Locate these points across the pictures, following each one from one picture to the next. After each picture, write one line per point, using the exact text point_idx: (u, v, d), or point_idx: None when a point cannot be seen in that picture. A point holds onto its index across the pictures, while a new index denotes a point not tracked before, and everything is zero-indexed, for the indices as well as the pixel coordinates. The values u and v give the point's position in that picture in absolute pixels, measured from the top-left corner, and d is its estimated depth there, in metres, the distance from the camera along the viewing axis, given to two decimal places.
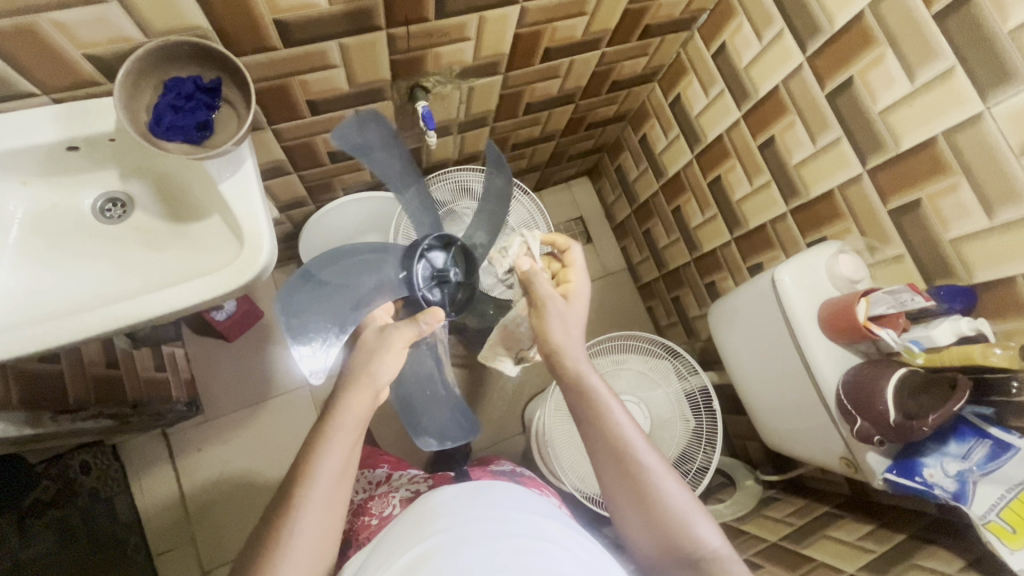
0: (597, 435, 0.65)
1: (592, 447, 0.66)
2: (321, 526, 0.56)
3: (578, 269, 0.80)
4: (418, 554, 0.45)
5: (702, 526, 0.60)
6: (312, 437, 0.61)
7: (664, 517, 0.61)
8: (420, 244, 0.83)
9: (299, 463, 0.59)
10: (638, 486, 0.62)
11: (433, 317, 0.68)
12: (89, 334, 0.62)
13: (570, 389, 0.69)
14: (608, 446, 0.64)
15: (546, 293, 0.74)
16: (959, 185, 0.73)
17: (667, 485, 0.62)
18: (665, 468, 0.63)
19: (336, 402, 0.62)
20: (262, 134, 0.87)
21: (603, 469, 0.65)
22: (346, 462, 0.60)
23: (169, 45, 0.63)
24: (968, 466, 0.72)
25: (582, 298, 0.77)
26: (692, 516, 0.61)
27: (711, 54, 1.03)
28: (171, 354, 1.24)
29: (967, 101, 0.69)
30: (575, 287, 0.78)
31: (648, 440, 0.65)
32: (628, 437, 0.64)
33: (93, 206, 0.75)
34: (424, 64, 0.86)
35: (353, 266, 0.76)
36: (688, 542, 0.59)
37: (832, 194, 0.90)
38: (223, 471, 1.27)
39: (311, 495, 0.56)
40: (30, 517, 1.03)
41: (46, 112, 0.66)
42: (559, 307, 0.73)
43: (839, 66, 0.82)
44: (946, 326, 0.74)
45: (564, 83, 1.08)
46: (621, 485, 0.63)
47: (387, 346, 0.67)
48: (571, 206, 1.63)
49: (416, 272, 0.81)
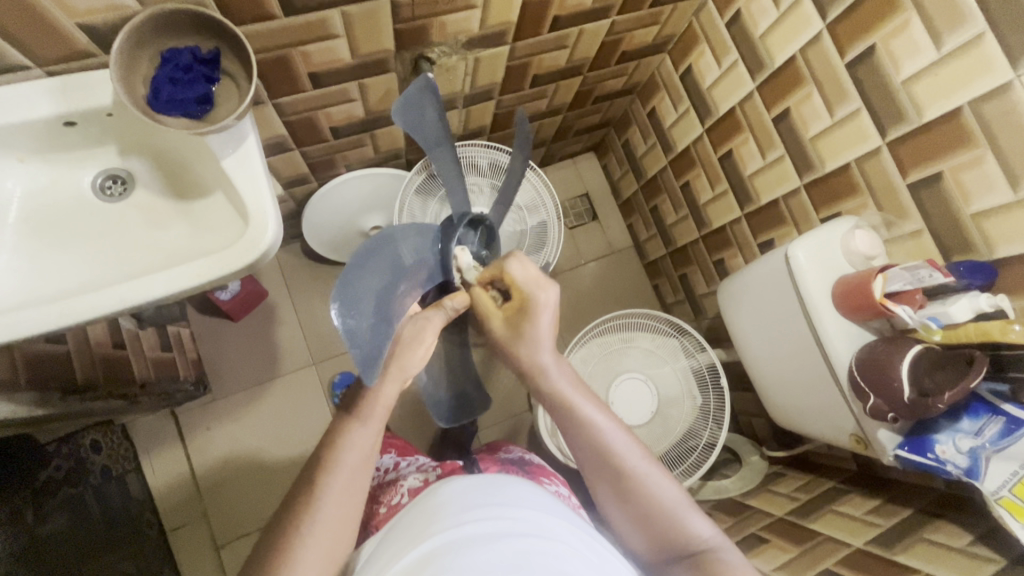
0: (577, 441, 0.66)
1: (577, 451, 0.67)
2: (340, 516, 0.57)
3: (527, 277, 0.68)
4: (424, 553, 0.45)
5: (691, 517, 0.61)
6: (336, 427, 0.61)
7: (655, 513, 0.62)
8: (455, 222, 0.79)
9: (320, 453, 0.60)
10: (626, 487, 0.63)
11: (460, 301, 0.70)
12: (96, 314, 0.61)
13: (546, 398, 0.69)
14: (592, 450, 0.65)
15: (489, 310, 0.70)
16: (984, 157, 0.71)
17: (657, 482, 0.63)
18: (651, 466, 0.64)
19: (360, 391, 0.62)
20: (262, 109, 0.84)
21: (590, 473, 0.66)
22: (369, 454, 0.60)
23: (165, 14, 0.60)
24: (981, 442, 0.72)
25: (543, 311, 0.67)
26: (681, 510, 0.62)
27: (725, 22, 1.00)
28: (177, 334, 1.22)
29: (996, 69, 0.66)
30: (530, 301, 0.67)
31: (633, 439, 0.66)
32: (611, 440, 0.65)
33: (93, 184, 0.73)
34: (430, 34, 0.83)
35: (389, 253, 0.67)
36: (679, 536, 0.61)
37: (849, 167, 0.88)
38: (231, 449, 1.27)
39: (333, 484, 0.57)
40: (44, 494, 1.04)
41: (41, 85, 0.63)
42: (500, 329, 0.69)
43: (861, 34, 0.79)
44: (964, 302, 0.72)
45: (572, 54, 1.05)
46: (608, 487, 0.64)
47: (420, 338, 0.67)
48: (576, 182, 1.60)
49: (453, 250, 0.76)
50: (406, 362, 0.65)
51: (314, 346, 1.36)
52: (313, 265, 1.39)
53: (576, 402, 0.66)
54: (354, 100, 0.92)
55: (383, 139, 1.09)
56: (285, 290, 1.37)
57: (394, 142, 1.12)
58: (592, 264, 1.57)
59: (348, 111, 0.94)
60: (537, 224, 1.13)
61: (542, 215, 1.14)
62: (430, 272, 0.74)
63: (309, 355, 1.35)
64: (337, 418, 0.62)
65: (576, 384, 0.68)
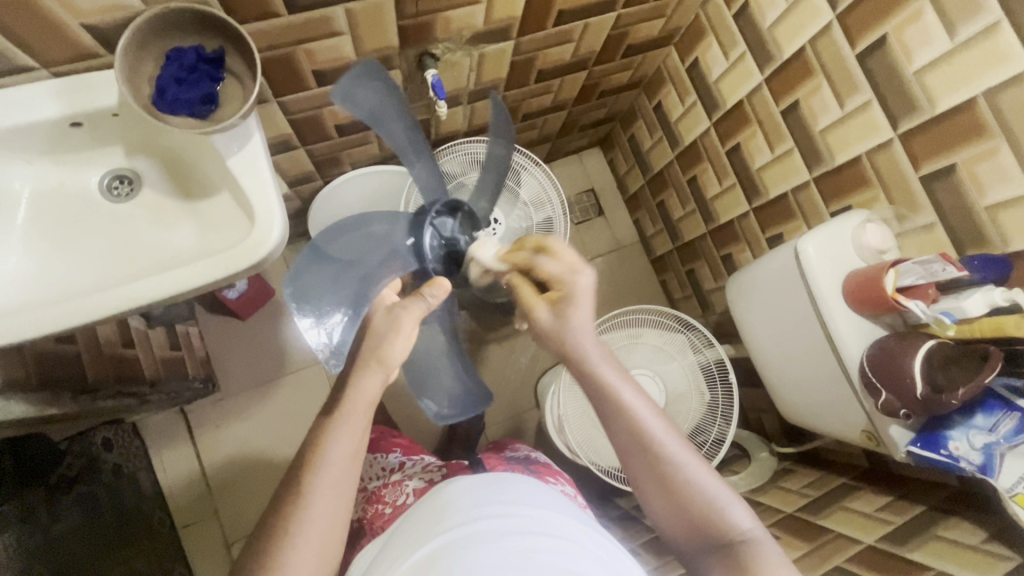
0: (616, 428, 0.65)
1: (615, 438, 0.65)
2: (329, 514, 0.57)
3: (563, 263, 0.68)
4: (431, 551, 0.45)
5: (734, 508, 0.60)
6: (317, 428, 0.61)
7: (691, 504, 0.61)
8: (425, 210, 0.80)
9: (305, 452, 0.60)
10: (663, 475, 0.62)
11: (438, 288, 0.67)
12: (103, 314, 0.61)
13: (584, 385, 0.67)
14: (631, 437, 0.64)
15: (532, 306, 0.68)
16: (999, 149, 0.69)
17: (695, 472, 0.62)
18: (690, 454, 0.63)
19: (343, 388, 0.63)
20: (266, 107, 0.84)
21: (627, 459, 0.65)
22: (355, 449, 0.61)
23: (169, 13, 0.60)
24: (995, 438, 0.71)
25: (582, 300, 0.67)
26: (722, 500, 0.61)
27: (733, 14, 0.98)
28: (185, 333, 1.23)
29: (1012, 58, 0.65)
30: (570, 290, 0.67)
31: (671, 427, 0.65)
32: (649, 427, 0.63)
33: (100, 184, 0.73)
34: (433, 30, 0.83)
35: (357, 240, 0.72)
36: (719, 526, 0.60)
37: (859, 160, 0.87)
38: (240, 447, 1.28)
39: (320, 483, 0.57)
40: (59, 492, 1.02)
41: (48, 87, 0.64)
42: (546, 322, 0.67)
43: (872, 24, 0.77)
44: (978, 297, 0.70)
45: (578, 48, 1.04)
46: (646, 474, 0.63)
47: (394, 328, 0.65)
48: (582, 178, 1.60)
49: (424, 240, 0.78)
50: (388, 356, 0.64)
51: None
52: None
53: (616, 389, 0.65)
54: None
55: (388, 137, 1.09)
56: None
57: None
58: (598, 260, 1.56)
59: None
60: (543, 220, 1.13)
61: (548, 211, 1.13)
62: (405, 260, 0.76)
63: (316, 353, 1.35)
64: (323, 415, 0.62)
65: (617, 370, 0.67)
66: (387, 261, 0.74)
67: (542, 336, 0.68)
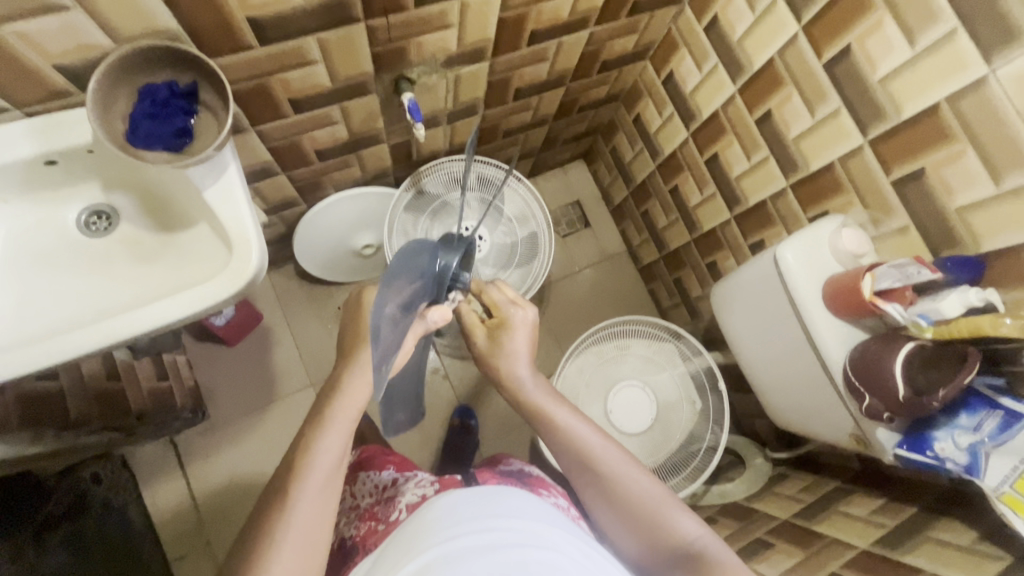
0: (556, 446, 0.69)
1: (560, 459, 0.69)
2: (314, 522, 0.56)
3: (505, 300, 0.77)
4: (416, 569, 0.44)
5: (680, 518, 0.60)
6: (305, 436, 0.61)
7: (640, 515, 0.61)
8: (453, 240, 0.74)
9: (288, 469, 0.59)
10: (607, 487, 0.64)
11: (441, 314, 0.69)
12: (84, 351, 0.61)
13: (525, 408, 0.73)
14: (572, 454, 0.67)
15: (472, 326, 0.77)
16: (964, 152, 0.71)
17: (635, 480, 0.63)
18: (631, 465, 0.65)
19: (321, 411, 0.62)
20: (244, 136, 0.85)
21: (574, 477, 0.67)
22: (341, 459, 0.61)
23: (140, 51, 0.61)
24: (980, 437, 0.71)
25: (519, 327, 0.76)
26: (667, 509, 0.61)
27: (702, 28, 1.01)
28: (173, 362, 1.19)
29: (971, 65, 0.66)
30: (509, 319, 0.76)
31: (609, 442, 0.67)
32: (585, 441, 0.67)
33: (78, 221, 0.73)
34: (408, 55, 0.84)
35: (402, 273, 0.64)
36: (667, 535, 0.59)
37: (833, 166, 0.88)
38: (232, 475, 1.27)
39: (308, 492, 0.57)
40: (45, 531, 1.00)
41: (20, 127, 0.64)
42: (482, 343, 0.77)
43: (835, 34, 0.79)
44: (954, 298, 0.71)
45: (553, 66, 1.06)
46: (592, 492, 0.65)
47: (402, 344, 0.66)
48: (566, 190, 1.61)
49: (446, 271, 0.70)
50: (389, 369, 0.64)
51: (310, 366, 1.35)
52: (308, 286, 1.39)
53: (549, 409, 0.70)
54: (337, 121, 0.92)
55: (370, 160, 1.09)
56: (280, 312, 1.37)
57: (382, 161, 1.12)
58: (587, 271, 1.57)
59: (333, 133, 0.94)
60: (528, 235, 1.13)
61: (532, 226, 1.14)
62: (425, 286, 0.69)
63: (306, 376, 1.35)
64: (302, 440, 0.61)
65: (549, 395, 0.72)
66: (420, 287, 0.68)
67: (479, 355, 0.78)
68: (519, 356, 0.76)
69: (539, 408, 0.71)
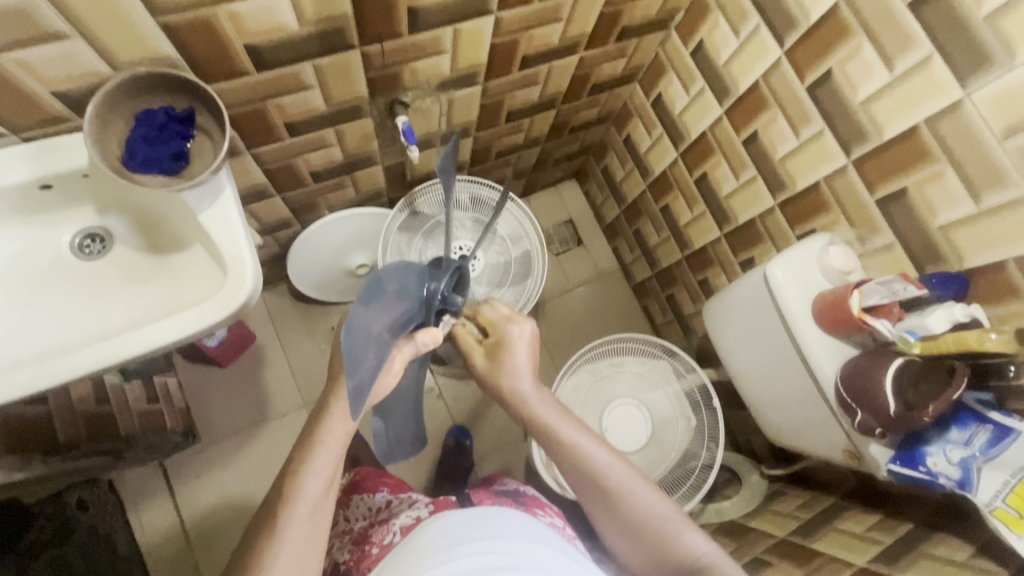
0: (562, 462, 0.67)
1: (566, 474, 0.68)
2: (302, 550, 0.56)
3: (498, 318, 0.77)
4: None
5: (685, 534, 0.61)
6: (295, 461, 0.60)
7: (645, 530, 0.62)
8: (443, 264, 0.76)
9: (280, 494, 0.58)
10: (614, 504, 0.64)
11: (431, 335, 0.69)
12: (75, 374, 0.60)
13: (530, 424, 0.71)
14: (579, 471, 0.66)
15: (470, 348, 0.77)
16: (945, 171, 0.73)
17: (643, 497, 0.63)
18: (638, 480, 0.65)
19: (313, 433, 0.61)
20: (240, 159, 0.85)
21: (580, 493, 0.66)
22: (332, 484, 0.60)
23: (137, 77, 0.62)
24: (971, 452, 0.72)
25: (517, 342, 0.75)
26: (673, 527, 0.62)
27: (689, 52, 1.03)
28: (163, 384, 1.16)
29: (946, 88, 0.69)
30: (504, 337, 0.75)
31: (618, 458, 0.66)
32: (593, 458, 0.66)
33: (72, 243, 0.73)
34: (402, 79, 0.85)
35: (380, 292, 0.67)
36: (675, 552, 0.61)
37: (818, 186, 0.90)
38: (222, 499, 1.24)
39: (297, 519, 0.56)
40: (29, 559, 0.94)
41: (17, 152, 0.64)
42: (480, 365, 0.76)
43: (816, 60, 0.82)
44: (941, 314, 0.73)
45: (544, 89, 1.08)
46: (601, 509, 0.65)
47: (388, 366, 0.66)
48: (559, 209, 1.63)
49: (434, 292, 0.72)
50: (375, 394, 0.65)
51: (303, 387, 1.34)
52: (301, 307, 1.39)
53: (557, 425, 0.69)
54: (332, 144, 0.93)
55: (364, 180, 1.10)
56: (274, 333, 1.36)
57: (376, 182, 1.13)
58: (580, 288, 1.58)
59: (327, 155, 0.96)
60: (521, 254, 1.14)
61: (526, 245, 1.15)
62: (414, 308, 0.70)
63: (299, 396, 1.34)
64: (293, 464, 0.60)
65: (555, 410, 0.71)
66: (403, 307, 0.69)
67: (479, 375, 0.77)
68: (522, 372, 0.73)
69: (547, 424, 0.69)
